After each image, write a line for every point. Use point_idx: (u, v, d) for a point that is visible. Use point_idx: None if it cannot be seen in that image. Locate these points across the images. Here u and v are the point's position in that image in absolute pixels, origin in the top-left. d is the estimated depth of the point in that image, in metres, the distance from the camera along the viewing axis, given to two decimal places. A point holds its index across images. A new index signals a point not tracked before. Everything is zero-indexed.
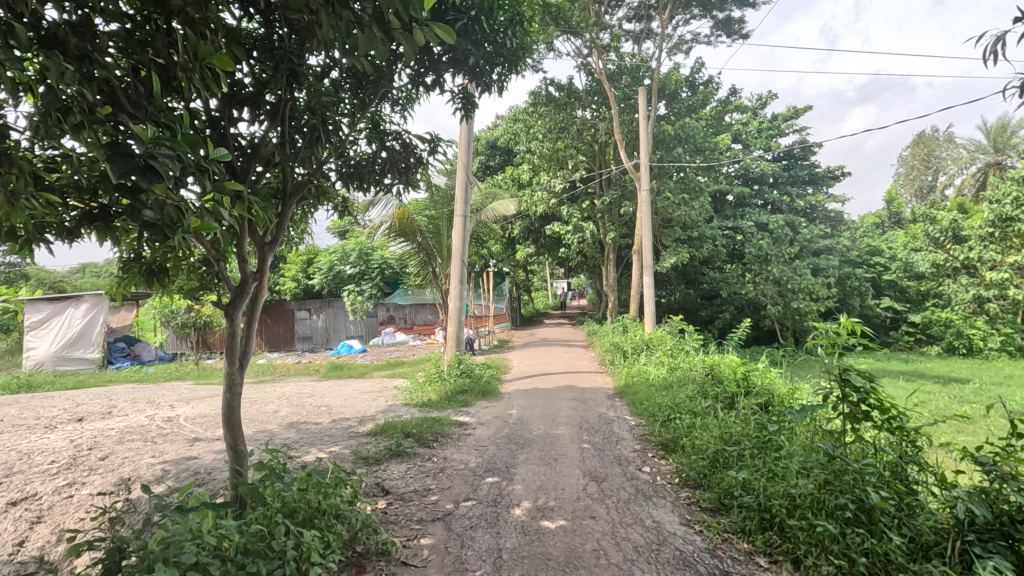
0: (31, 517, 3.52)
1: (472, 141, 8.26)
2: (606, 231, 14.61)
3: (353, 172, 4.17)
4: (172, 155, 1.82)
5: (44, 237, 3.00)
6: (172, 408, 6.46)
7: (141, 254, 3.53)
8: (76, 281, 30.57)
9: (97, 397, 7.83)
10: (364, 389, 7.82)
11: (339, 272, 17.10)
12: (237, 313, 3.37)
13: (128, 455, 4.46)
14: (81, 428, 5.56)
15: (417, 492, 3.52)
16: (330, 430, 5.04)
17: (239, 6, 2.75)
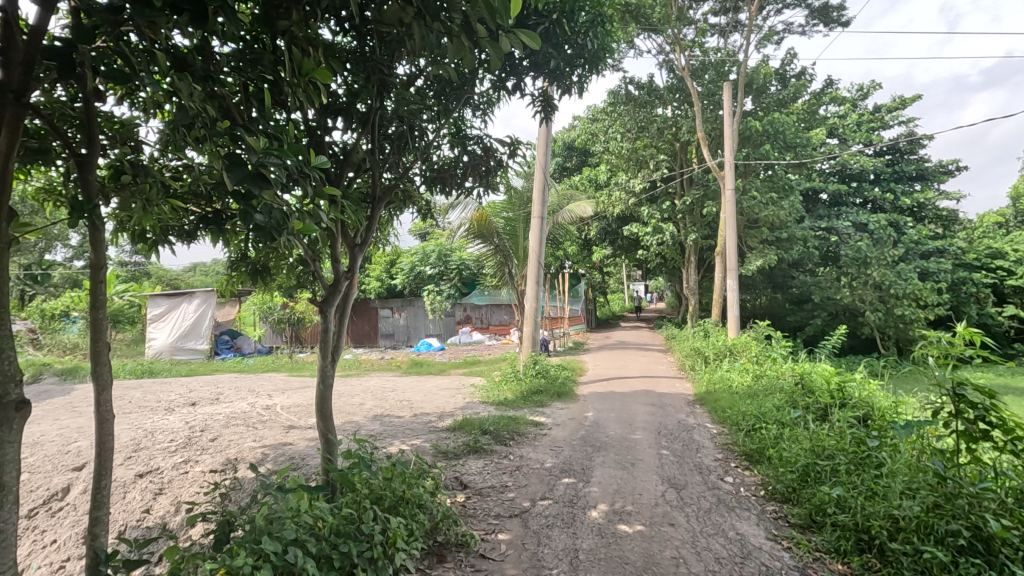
0: (155, 488, 3.96)
1: (550, 143, 8.27)
2: (687, 232, 14.14)
3: (436, 176, 4.32)
4: (280, 164, 1.97)
5: (167, 239, 3.37)
6: (271, 397, 6.99)
7: (246, 255, 3.86)
8: (188, 279, 33.79)
9: (206, 384, 8.62)
10: (442, 386, 8.07)
11: (420, 272, 17.71)
12: (330, 309, 3.61)
13: (234, 438, 4.89)
14: (194, 412, 6.14)
15: (494, 488, 3.60)
16: (412, 424, 5.26)
17: (337, 23, 2.93)
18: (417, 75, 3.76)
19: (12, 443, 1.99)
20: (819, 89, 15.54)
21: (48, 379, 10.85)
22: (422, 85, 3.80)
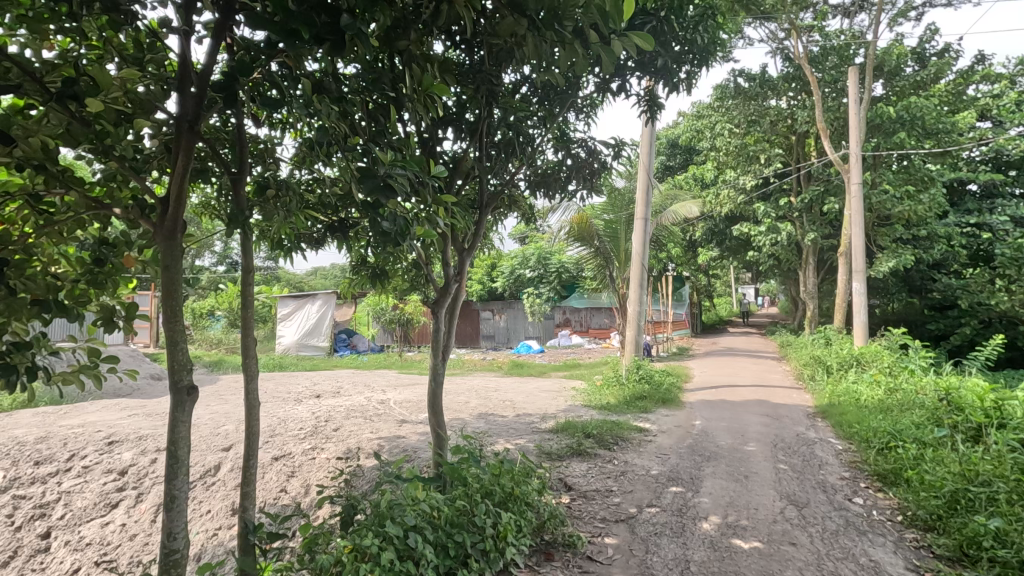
0: (288, 471, 4.39)
1: (654, 142, 8.08)
2: (805, 232, 13.10)
3: (541, 180, 4.38)
4: (405, 174, 2.09)
5: (300, 246, 3.72)
6: (384, 393, 7.47)
7: (365, 260, 4.17)
8: (310, 282, 37.01)
9: (328, 379, 9.39)
10: (544, 388, 8.15)
11: (520, 275, 18.01)
12: (441, 310, 3.80)
13: (354, 429, 5.28)
14: (319, 403, 6.73)
15: (599, 492, 3.58)
16: (516, 424, 5.37)
17: (449, 38, 3.08)
18: (523, 82, 3.85)
19: (185, 422, 2.30)
20: (966, 66, 13.74)
21: (200, 370, 12.43)
22: (528, 92, 3.89)
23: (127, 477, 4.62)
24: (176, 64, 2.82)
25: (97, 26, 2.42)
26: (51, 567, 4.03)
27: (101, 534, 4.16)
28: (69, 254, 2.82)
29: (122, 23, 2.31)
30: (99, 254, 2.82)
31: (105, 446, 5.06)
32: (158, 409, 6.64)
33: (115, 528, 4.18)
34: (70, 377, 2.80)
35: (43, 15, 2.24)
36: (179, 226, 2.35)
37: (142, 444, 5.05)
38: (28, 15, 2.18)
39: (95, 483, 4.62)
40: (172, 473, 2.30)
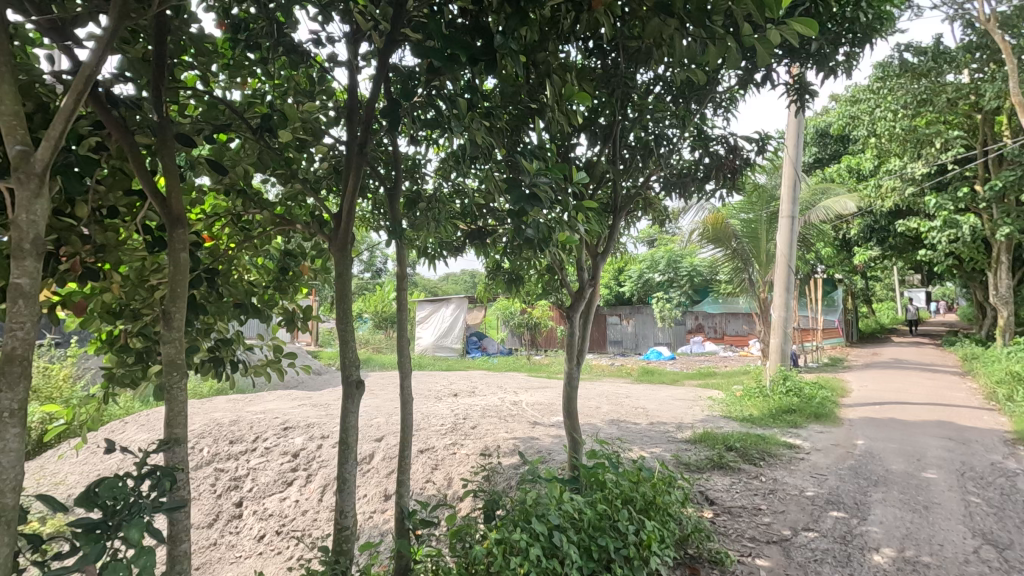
0: (432, 463, 4.70)
1: (803, 132, 7.41)
2: (995, 225, 11.14)
3: (677, 180, 4.23)
4: (548, 183, 2.13)
5: (442, 253, 3.96)
6: (517, 394, 7.69)
7: (501, 265, 4.33)
8: (444, 287, 39.29)
9: (463, 379, 9.90)
10: (678, 396, 7.83)
11: (649, 279, 17.53)
12: (575, 314, 3.84)
13: (490, 428, 5.51)
14: (457, 402, 7.12)
15: (746, 509, 3.36)
16: (650, 432, 5.22)
17: (586, 44, 3.08)
18: (656, 83, 3.76)
19: (353, 413, 2.57)
20: None
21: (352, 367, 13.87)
22: (662, 93, 3.79)
23: (299, 459, 5.27)
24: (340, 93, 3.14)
25: (282, 67, 2.81)
26: (243, 532, 4.70)
27: (280, 508, 4.78)
28: (261, 264, 3.30)
29: (299, 62, 2.62)
30: (284, 263, 3.26)
31: (282, 430, 5.81)
32: (322, 400, 7.50)
33: (291, 503, 4.78)
34: (260, 369, 3.27)
35: (244, 63, 2.65)
36: (349, 239, 2.65)
37: (310, 431, 5.73)
38: (233, 64, 2.59)
39: (274, 462, 5.33)
40: (344, 457, 2.57)
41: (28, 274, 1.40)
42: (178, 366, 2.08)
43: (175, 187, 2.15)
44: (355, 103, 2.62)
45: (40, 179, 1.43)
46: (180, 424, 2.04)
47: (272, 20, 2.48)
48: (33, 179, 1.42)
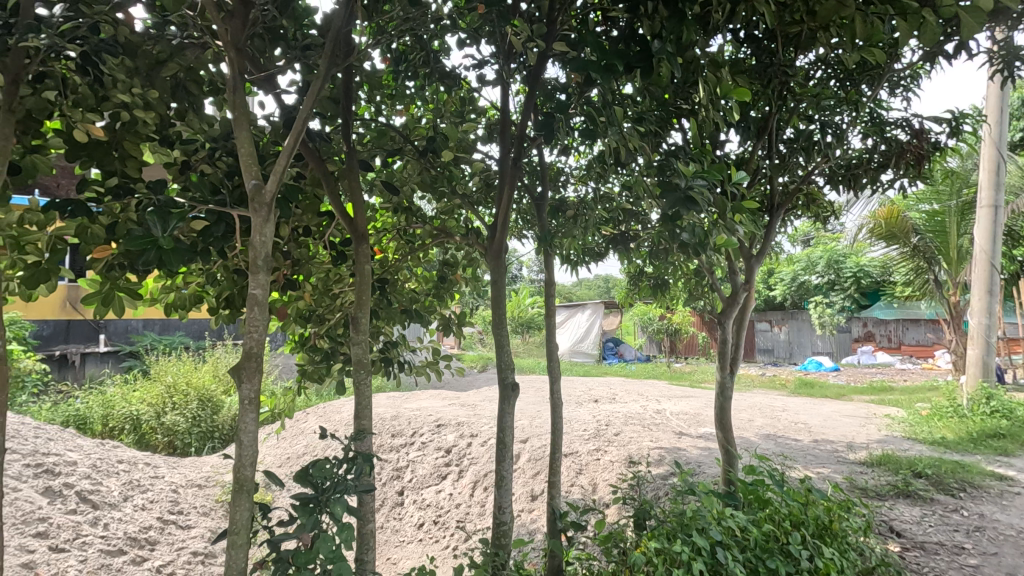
0: (576, 467, 4.74)
1: (1007, 106, 6.26)
2: None
3: (845, 172, 3.81)
4: (706, 185, 2.05)
5: (585, 260, 3.97)
6: (660, 403, 7.45)
7: (645, 270, 4.24)
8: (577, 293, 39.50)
9: (602, 385, 9.83)
10: (846, 413, 7.02)
11: (805, 282, 15.95)
12: (729, 321, 3.64)
13: (634, 435, 5.40)
14: (598, 408, 7.09)
15: (944, 547, 2.91)
16: (816, 451, 4.75)
17: (739, 35, 2.90)
18: (817, 68, 3.43)
19: (509, 413, 2.70)
20: None
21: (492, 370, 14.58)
22: (826, 78, 3.44)
23: (452, 455, 5.65)
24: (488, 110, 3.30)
25: (438, 92, 3.06)
26: (404, 518, 5.11)
27: (436, 499, 5.14)
28: (421, 274, 3.58)
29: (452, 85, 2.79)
30: (442, 272, 3.51)
31: (435, 427, 6.26)
32: (469, 400, 7.94)
33: (446, 496, 5.13)
34: (421, 369, 3.55)
35: (406, 92, 2.93)
36: (503, 249, 2.80)
37: (460, 429, 6.10)
38: (398, 93, 2.87)
39: (430, 457, 5.75)
40: (501, 455, 2.70)
41: (261, 286, 1.68)
42: (365, 365, 2.35)
43: (359, 208, 2.45)
44: (507, 120, 2.77)
45: (268, 207, 1.72)
46: (367, 416, 2.28)
47: (430, 50, 2.71)
48: (264, 207, 1.71)
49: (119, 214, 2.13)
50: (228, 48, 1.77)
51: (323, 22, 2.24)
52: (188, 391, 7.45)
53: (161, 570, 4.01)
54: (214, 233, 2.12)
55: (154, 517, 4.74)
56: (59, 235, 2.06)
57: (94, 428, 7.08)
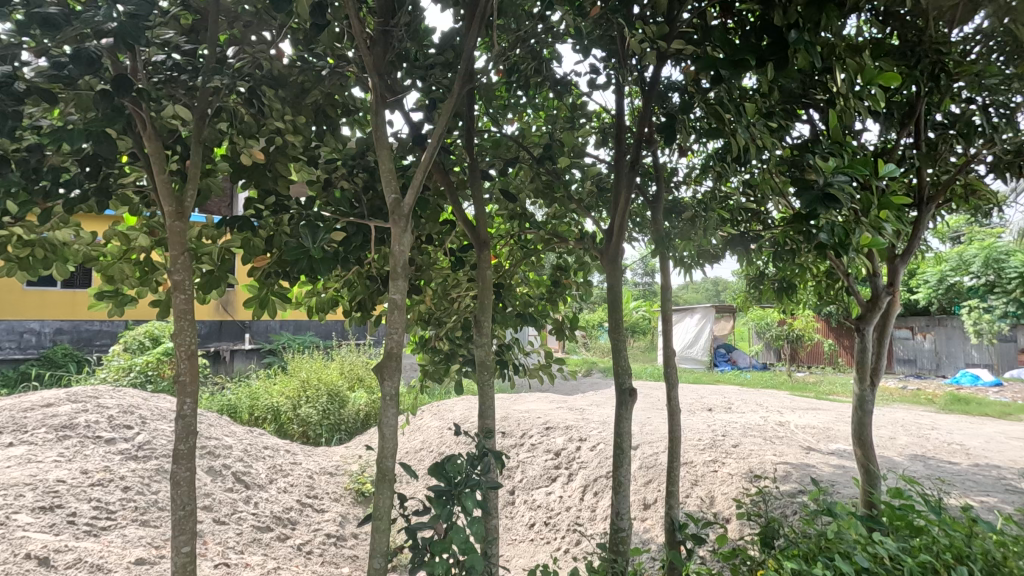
0: (692, 478, 4.56)
1: None
2: None
3: (1014, 158, 3.31)
4: (848, 182, 1.89)
5: (701, 262, 3.78)
6: (782, 415, 6.95)
7: (767, 272, 3.97)
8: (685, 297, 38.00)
9: (716, 393, 9.35)
10: (1014, 434, 6.09)
11: (956, 284, 14.09)
12: (869, 327, 3.32)
13: (755, 448, 5.08)
14: (713, 417, 6.77)
15: None
16: (977, 477, 4.18)
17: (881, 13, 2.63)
18: (974, 42, 3.04)
19: (628, 418, 2.68)
20: None
21: (597, 376, 14.46)
22: (988, 52, 3.02)
23: (561, 458, 5.68)
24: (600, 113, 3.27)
25: (548, 100, 3.07)
26: (516, 517, 5.17)
27: (546, 501, 5.20)
28: (533, 277, 3.60)
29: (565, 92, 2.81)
30: (556, 276, 3.51)
31: (544, 430, 6.31)
32: (576, 404, 7.93)
33: (556, 498, 5.17)
34: (533, 372, 3.56)
35: (518, 101, 2.97)
36: (619, 253, 2.80)
37: (569, 432, 6.11)
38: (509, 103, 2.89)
39: (539, 459, 5.81)
40: (619, 461, 2.69)
41: (400, 292, 1.82)
42: (488, 366, 2.48)
43: (481, 217, 2.57)
44: (622, 122, 2.77)
45: (406, 218, 1.88)
46: (490, 415, 2.40)
47: (540, 57, 2.68)
48: (402, 219, 1.88)
49: (275, 227, 2.36)
50: (373, 73, 1.95)
51: (443, 42, 2.35)
52: (320, 385, 8.16)
53: (302, 548, 4.43)
54: (353, 243, 2.31)
55: (294, 500, 5.26)
56: (228, 247, 2.36)
57: (242, 416, 7.97)
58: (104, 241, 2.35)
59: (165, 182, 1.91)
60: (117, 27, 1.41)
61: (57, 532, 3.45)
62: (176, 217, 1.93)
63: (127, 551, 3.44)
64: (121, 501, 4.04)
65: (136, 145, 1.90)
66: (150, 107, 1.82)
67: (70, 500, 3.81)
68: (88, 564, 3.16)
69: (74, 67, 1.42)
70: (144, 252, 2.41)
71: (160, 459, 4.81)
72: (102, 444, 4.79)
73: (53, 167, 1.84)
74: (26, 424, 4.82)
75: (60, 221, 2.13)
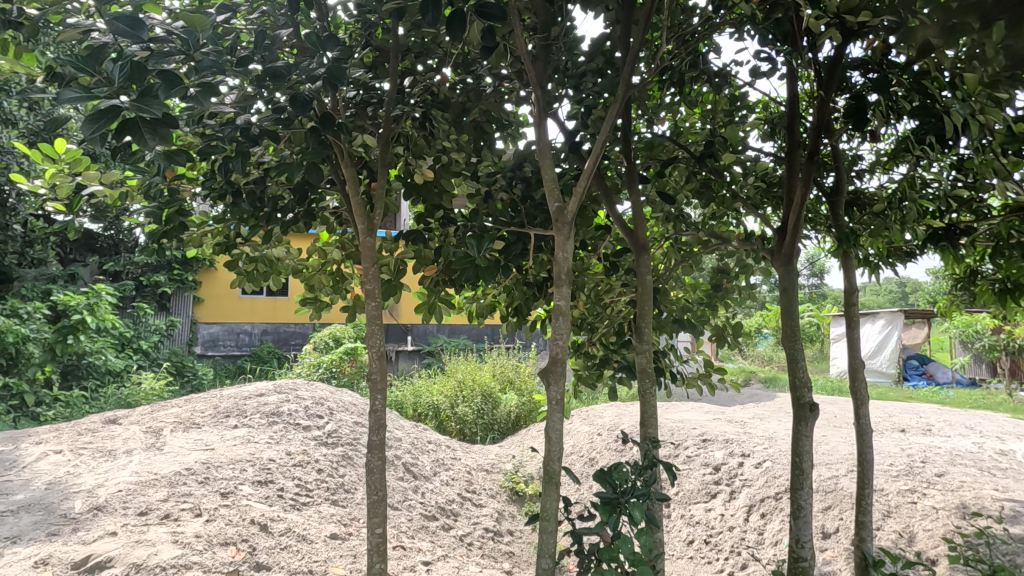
0: (883, 508, 3.99)
1: None
2: None
3: None
4: None
5: (896, 260, 3.25)
6: (1004, 442, 5.77)
7: (983, 272, 3.31)
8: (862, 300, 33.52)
9: (910, 412, 8.08)
10: None
11: None
12: None
13: (969, 479, 4.28)
14: (908, 439, 5.85)
15: None
16: None
17: None
18: None
19: (807, 437, 2.51)
20: None
21: (757, 386, 13.35)
22: None
23: (721, 473, 5.34)
24: (764, 102, 3.01)
25: (702, 94, 2.88)
26: (672, 532, 4.94)
27: (706, 517, 4.92)
28: (689, 282, 3.36)
29: (724, 84, 2.63)
30: (717, 280, 3.22)
31: (701, 441, 5.97)
32: (736, 417, 7.39)
33: (716, 516, 4.88)
34: (692, 381, 3.30)
35: (671, 99, 2.84)
36: (795, 253, 2.56)
37: (729, 446, 5.72)
38: (662, 102, 2.74)
39: (697, 472, 5.50)
40: (798, 483, 2.49)
41: (565, 299, 1.87)
42: (649, 374, 2.42)
43: (639, 220, 2.53)
44: (796, 109, 2.53)
45: (570, 225, 1.92)
46: (652, 424, 2.37)
47: (696, 51, 2.49)
48: (566, 226, 1.92)
49: (442, 238, 2.53)
50: (535, 85, 2.03)
51: (592, 48, 2.33)
52: (475, 386, 8.65)
53: (464, 539, 4.71)
54: (515, 251, 2.38)
55: (456, 493, 5.62)
56: (403, 258, 2.61)
57: (407, 412, 8.67)
58: (307, 256, 2.74)
59: (358, 203, 2.17)
60: (324, 71, 1.62)
61: (272, 503, 4.09)
62: (366, 233, 2.18)
63: (324, 526, 3.96)
64: (317, 481, 4.66)
65: (335, 172, 2.19)
66: (346, 139, 2.08)
67: (279, 477, 4.49)
68: (295, 533, 3.71)
69: (293, 110, 1.66)
70: (337, 264, 2.76)
71: (344, 447, 5.46)
72: (301, 430, 5.56)
73: (272, 196, 2.18)
74: (245, 410, 5.78)
75: (276, 241, 2.53)
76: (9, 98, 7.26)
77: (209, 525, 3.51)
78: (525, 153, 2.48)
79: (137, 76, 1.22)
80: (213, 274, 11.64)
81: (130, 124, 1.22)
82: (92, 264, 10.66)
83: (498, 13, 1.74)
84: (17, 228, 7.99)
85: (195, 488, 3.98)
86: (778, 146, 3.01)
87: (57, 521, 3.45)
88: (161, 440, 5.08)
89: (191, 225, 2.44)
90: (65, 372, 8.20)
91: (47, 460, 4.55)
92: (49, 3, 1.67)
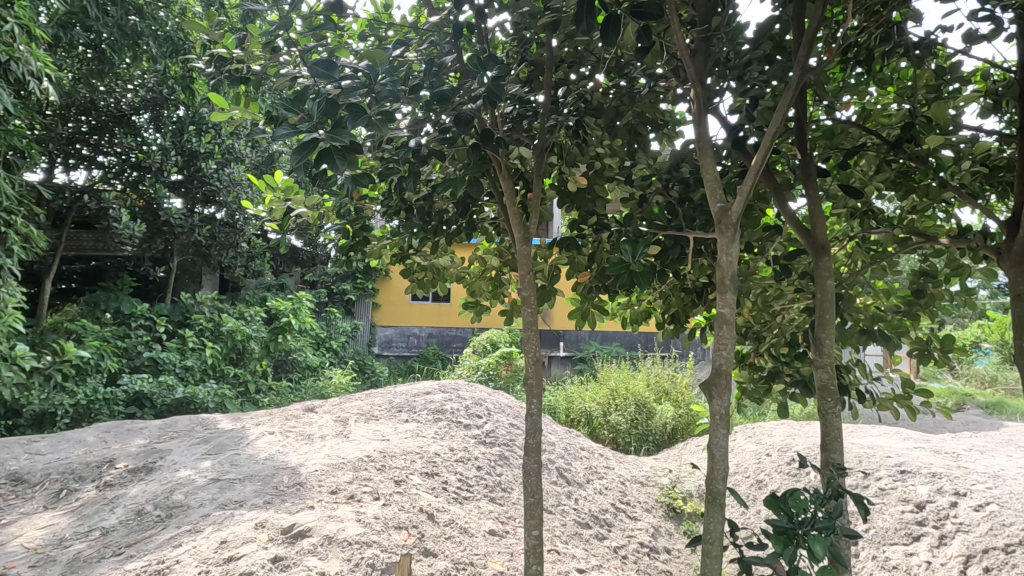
0: None
1: None
2: None
3: None
4: None
5: None
6: None
7: None
8: None
9: None
10: None
11: None
12: None
13: None
14: None
15: None
16: None
17: None
18: None
19: None
20: None
21: (975, 412, 11.11)
22: None
23: (926, 513, 4.53)
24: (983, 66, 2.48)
25: (899, 71, 2.49)
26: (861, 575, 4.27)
27: (906, 563, 4.18)
28: (882, 288, 2.91)
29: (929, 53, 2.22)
30: (919, 285, 2.72)
31: (899, 473, 5.11)
32: (946, 447, 6.23)
33: (921, 563, 4.13)
34: (884, 404, 2.81)
35: (857, 79, 2.49)
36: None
37: (938, 482, 4.84)
38: (846, 84, 2.43)
39: (893, 508, 4.71)
40: None
41: (729, 305, 1.74)
42: (831, 392, 2.14)
43: (818, 219, 2.25)
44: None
45: (734, 226, 1.78)
46: (836, 449, 2.10)
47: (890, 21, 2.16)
48: (730, 228, 1.78)
49: (596, 244, 2.50)
50: (695, 81, 1.92)
51: (759, 34, 2.14)
52: (628, 395, 8.45)
53: (618, 551, 4.61)
54: (672, 256, 2.27)
55: (610, 503, 5.52)
56: (558, 264, 2.65)
57: (560, 416, 8.71)
58: (468, 264, 2.92)
59: (515, 213, 2.25)
60: (486, 88, 1.70)
61: (438, 495, 4.42)
62: (522, 242, 2.25)
63: (483, 521, 4.17)
64: (477, 477, 4.92)
65: (494, 185, 2.30)
66: (504, 152, 2.17)
67: (444, 471, 4.84)
68: (459, 525, 3.95)
69: (458, 128, 1.77)
70: (496, 271, 2.89)
71: (502, 447, 5.70)
72: (462, 428, 5.93)
73: (439, 210, 2.36)
74: (414, 405, 6.33)
75: (442, 250, 2.74)
76: (239, 140, 8.85)
77: (386, 509, 3.90)
78: (683, 152, 2.37)
79: (330, 110, 1.41)
80: (389, 282, 13.03)
81: (326, 152, 1.41)
82: (296, 274, 12.55)
83: (654, 10, 1.68)
84: (245, 245, 9.50)
85: (374, 474, 4.46)
86: (1008, 122, 2.48)
87: (271, 492, 4.10)
88: (347, 428, 5.81)
89: (373, 238, 2.73)
90: (277, 365, 9.75)
91: (264, 439, 5.45)
92: (269, 59, 2.03)
